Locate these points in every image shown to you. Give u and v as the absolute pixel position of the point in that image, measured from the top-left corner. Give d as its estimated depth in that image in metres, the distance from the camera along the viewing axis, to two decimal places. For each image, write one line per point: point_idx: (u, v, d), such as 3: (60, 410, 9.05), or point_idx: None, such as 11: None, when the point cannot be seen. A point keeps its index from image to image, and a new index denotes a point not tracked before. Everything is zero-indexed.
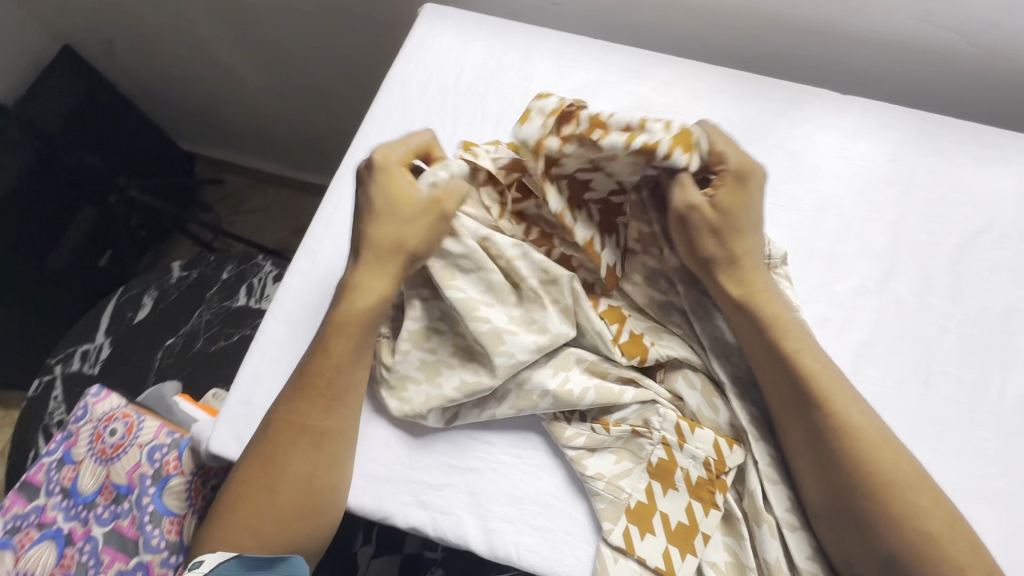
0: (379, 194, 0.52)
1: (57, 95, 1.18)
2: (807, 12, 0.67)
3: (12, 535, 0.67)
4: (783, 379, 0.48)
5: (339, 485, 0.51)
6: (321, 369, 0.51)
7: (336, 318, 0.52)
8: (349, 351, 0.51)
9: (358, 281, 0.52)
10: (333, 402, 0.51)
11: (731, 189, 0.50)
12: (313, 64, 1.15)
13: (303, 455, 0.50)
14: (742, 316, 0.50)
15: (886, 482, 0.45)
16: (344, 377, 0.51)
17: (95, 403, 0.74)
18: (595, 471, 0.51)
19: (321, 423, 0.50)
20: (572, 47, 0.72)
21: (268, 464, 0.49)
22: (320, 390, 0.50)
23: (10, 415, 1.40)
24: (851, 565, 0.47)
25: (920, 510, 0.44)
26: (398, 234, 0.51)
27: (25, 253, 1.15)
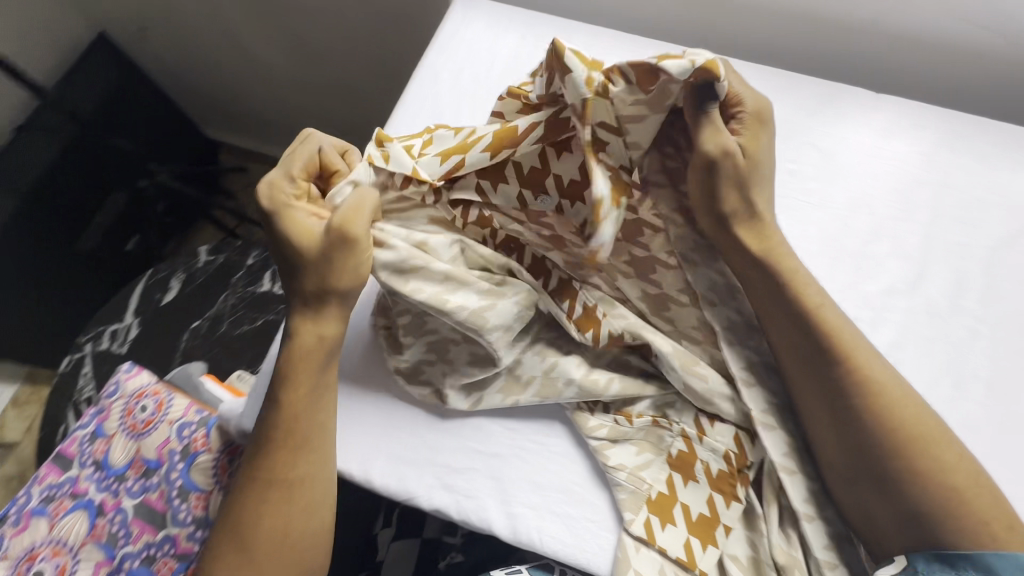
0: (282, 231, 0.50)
1: (92, 81, 1.21)
2: (842, 10, 0.66)
3: (47, 503, 0.70)
4: (799, 332, 0.49)
5: (318, 528, 0.51)
6: (279, 423, 0.50)
7: (292, 370, 0.51)
8: (305, 398, 0.51)
9: (299, 328, 0.52)
10: (297, 451, 0.50)
11: (749, 135, 0.52)
12: (341, 55, 1.16)
13: (272, 509, 0.49)
14: (761, 271, 0.50)
15: (912, 437, 0.45)
16: (302, 425, 0.51)
17: (127, 379, 0.77)
18: (616, 462, 0.51)
19: (286, 474, 0.50)
20: (603, 41, 0.72)
21: (239, 523, 0.49)
22: (282, 442, 0.50)
23: (38, 393, 1.44)
24: (872, 526, 0.46)
25: (945, 466, 0.44)
26: (315, 273, 0.50)
27: (58, 235, 1.18)
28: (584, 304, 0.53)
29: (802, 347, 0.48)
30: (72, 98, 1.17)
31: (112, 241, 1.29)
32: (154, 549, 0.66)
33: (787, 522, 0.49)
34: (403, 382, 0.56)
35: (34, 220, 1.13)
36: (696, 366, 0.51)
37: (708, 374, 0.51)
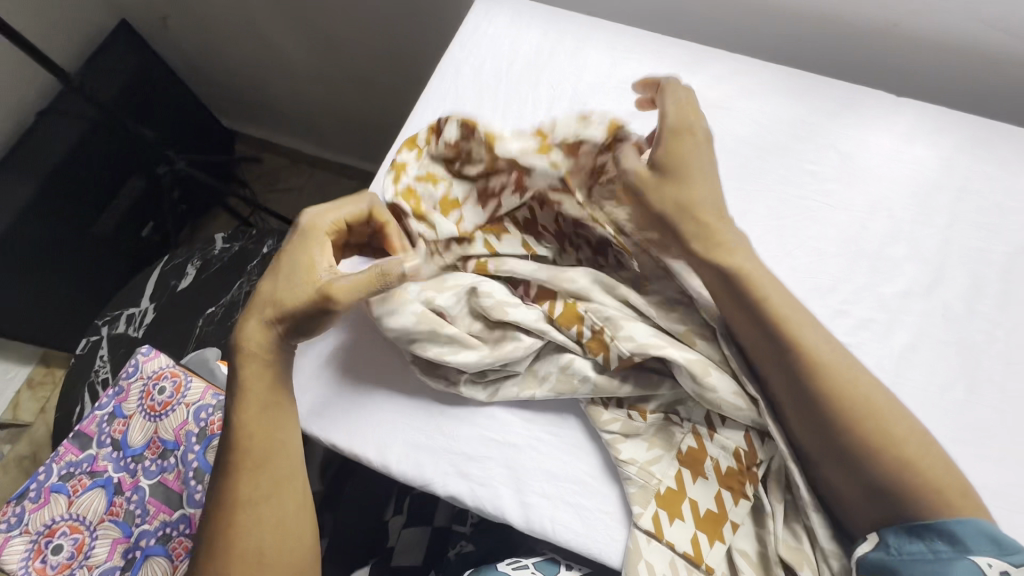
0: (293, 255, 0.53)
1: (114, 68, 1.22)
2: (867, 12, 0.66)
3: (67, 480, 0.70)
4: (750, 321, 0.48)
5: (295, 548, 0.50)
6: (235, 447, 0.51)
7: (244, 395, 0.52)
8: (263, 420, 0.51)
9: (258, 354, 0.52)
10: (254, 471, 0.50)
11: (674, 144, 0.53)
12: (359, 48, 1.17)
13: (246, 532, 0.49)
14: (705, 270, 0.50)
15: (859, 420, 0.43)
16: (263, 444, 0.51)
17: (144, 362, 0.77)
18: (627, 456, 0.51)
19: (245, 494, 0.50)
20: (625, 39, 0.73)
21: (215, 555, 0.49)
22: (239, 467, 0.50)
23: (52, 375, 1.46)
24: (850, 511, 0.45)
25: (898, 440, 0.43)
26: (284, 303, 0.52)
27: (77, 219, 1.20)
28: (592, 329, 0.53)
29: (757, 332, 0.48)
30: (95, 84, 1.18)
31: (128, 227, 1.32)
32: (170, 528, 0.68)
33: (793, 521, 0.48)
34: (419, 373, 0.56)
35: (54, 204, 1.15)
36: (709, 376, 0.49)
37: (718, 381, 0.49)
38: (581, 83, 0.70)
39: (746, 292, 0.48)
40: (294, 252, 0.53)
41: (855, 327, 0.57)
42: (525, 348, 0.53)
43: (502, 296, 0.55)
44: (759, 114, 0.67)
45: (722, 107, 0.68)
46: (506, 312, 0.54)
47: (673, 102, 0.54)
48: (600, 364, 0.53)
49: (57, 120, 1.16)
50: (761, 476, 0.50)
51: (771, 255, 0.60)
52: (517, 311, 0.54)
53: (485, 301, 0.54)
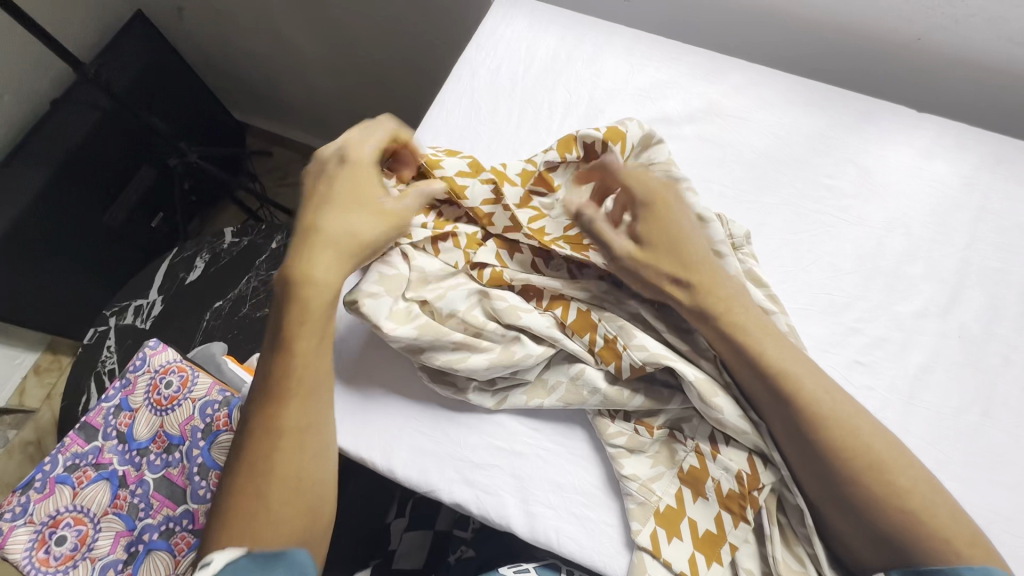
0: (351, 181, 0.55)
1: (128, 58, 1.22)
2: (892, 25, 0.65)
3: (72, 471, 0.71)
4: (748, 368, 0.47)
5: (327, 483, 0.50)
6: (288, 370, 0.50)
7: (299, 317, 0.51)
8: (316, 341, 0.51)
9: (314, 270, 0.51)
10: (306, 398, 0.50)
11: (651, 217, 0.51)
12: (375, 45, 1.16)
13: (289, 456, 0.48)
14: (705, 322, 0.49)
15: (867, 474, 0.42)
16: (312, 370, 0.51)
17: (152, 355, 0.77)
18: (630, 472, 0.51)
19: (291, 421, 0.49)
20: (644, 45, 0.72)
21: (254, 475, 0.48)
22: (285, 390, 0.50)
23: (60, 362, 1.47)
24: (857, 556, 0.44)
25: (901, 490, 0.42)
26: (354, 230, 0.53)
27: (87, 208, 1.20)
28: (605, 336, 0.52)
29: (758, 383, 0.47)
30: (109, 74, 1.18)
31: (138, 217, 1.32)
32: (174, 523, 0.68)
33: (794, 542, 0.47)
34: (427, 380, 0.56)
35: (66, 193, 1.15)
36: (716, 396, 0.48)
37: (726, 404, 0.48)
38: (598, 89, 0.70)
39: (744, 344, 0.47)
40: (352, 178, 0.55)
41: (869, 345, 0.56)
42: (536, 357, 0.53)
43: (514, 301, 0.55)
44: (778, 125, 0.66)
45: (740, 117, 0.67)
46: (518, 316, 0.54)
47: (633, 172, 0.53)
48: (611, 373, 0.52)
49: (69, 110, 1.15)
50: (763, 499, 0.48)
51: (785, 270, 0.59)
52: (529, 316, 0.54)
53: (498, 303, 0.54)
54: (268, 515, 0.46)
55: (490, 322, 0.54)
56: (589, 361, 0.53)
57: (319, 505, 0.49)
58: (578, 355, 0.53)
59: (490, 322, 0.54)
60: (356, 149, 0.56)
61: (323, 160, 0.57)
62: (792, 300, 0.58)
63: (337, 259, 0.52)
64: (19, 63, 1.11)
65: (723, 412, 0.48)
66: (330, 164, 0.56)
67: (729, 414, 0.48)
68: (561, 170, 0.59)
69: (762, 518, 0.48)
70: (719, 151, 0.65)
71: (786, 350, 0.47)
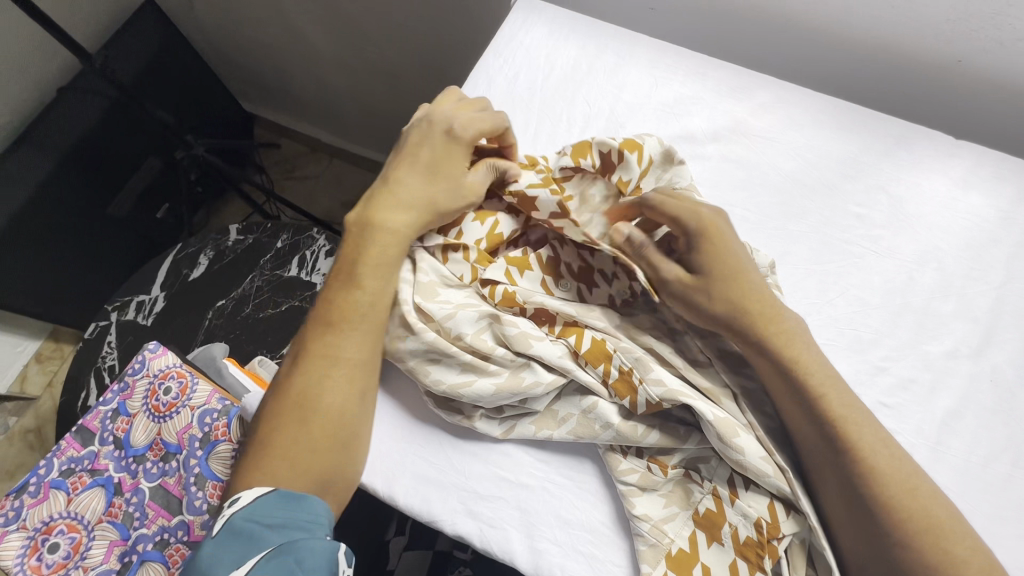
0: (444, 152, 0.57)
1: (136, 47, 1.19)
2: (933, 47, 0.62)
3: (67, 477, 0.69)
4: (800, 411, 0.46)
5: (363, 429, 0.52)
6: (353, 305, 0.52)
7: (368, 251, 0.54)
8: (379, 287, 0.53)
9: (384, 220, 0.55)
10: (362, 335, 0.52)
11: (710, 245, 0.49)
12: (389, 41, 1.13)
13: (334, 388, 0.50)
14: (763, 355, 0.47)
15: (922, 538, 0.40)
16: (372, 312, 0.52)
17: (152, 359, 0.75)
18: (642, 512, 0.48)
19: (344, 353, 0.51)
20: (668, 57, 0.69)
21: (299, 398, 0.50)
22: (345, 325, 0.52)
23: (61, 351, 1.46)
24: None
25: (956, 559, 0.40)
26: (434, 195, 0.55)
27: (91, 199, 1.18)
28: (620, 368, 0.50)
29: (812, 432, 0.45)
30: (117, 65, 1.16)
31: (142, 209, 1.30)
32: (168, 534, 0.67)
33: None
34: (432, 406, 0.53)
35: (69, 184, 1.13)
36: (737, 437, 0.46)
37: (747, 444, 0.46)
38: (620, 103, 0.67)
39: (804, 383, 0.46)
40: (444, 149, 0.57)
41: (895, 386, 0.53)
42: (545, 387, 0.50)
43: (527, 327, 0.52)
44: (807, 148, 0.63)
45: (767, 138, 0.64)
46: (529, 344, 0.51)
47: (677, 200, 0.51)
48: (625, 407, 0.50)
49: (78, 98, 1.13)
50: (784, 549, 0.46)
51: (810, 302, 0.57)
52: (541, 345, 0.51)
53: (510, 329, 0.52)
54: (309, 443, 0.48)
55: (499, 347, 0.52)
56: (603, 394, 0.51)
57: (354, 446, 0.51)
58: (591, 386, 0.51)
59: (499, 347, 0.52)
60: (449, 121, 0.58)
61: (422, 125, 0.59)
62: (816, 334, 0.55)
63: (412, 217, 0.55)
64: (26, 50, 1.08)
65: (744, 455, 0.46)
66: (433, 129, 0.58)
67: (750, 458, 0.46)
68: (575, 180, 0.58)
69: (781, 567, 0.46)
70: (744, 173, 0.62)
71: (843, 396, 0.45)
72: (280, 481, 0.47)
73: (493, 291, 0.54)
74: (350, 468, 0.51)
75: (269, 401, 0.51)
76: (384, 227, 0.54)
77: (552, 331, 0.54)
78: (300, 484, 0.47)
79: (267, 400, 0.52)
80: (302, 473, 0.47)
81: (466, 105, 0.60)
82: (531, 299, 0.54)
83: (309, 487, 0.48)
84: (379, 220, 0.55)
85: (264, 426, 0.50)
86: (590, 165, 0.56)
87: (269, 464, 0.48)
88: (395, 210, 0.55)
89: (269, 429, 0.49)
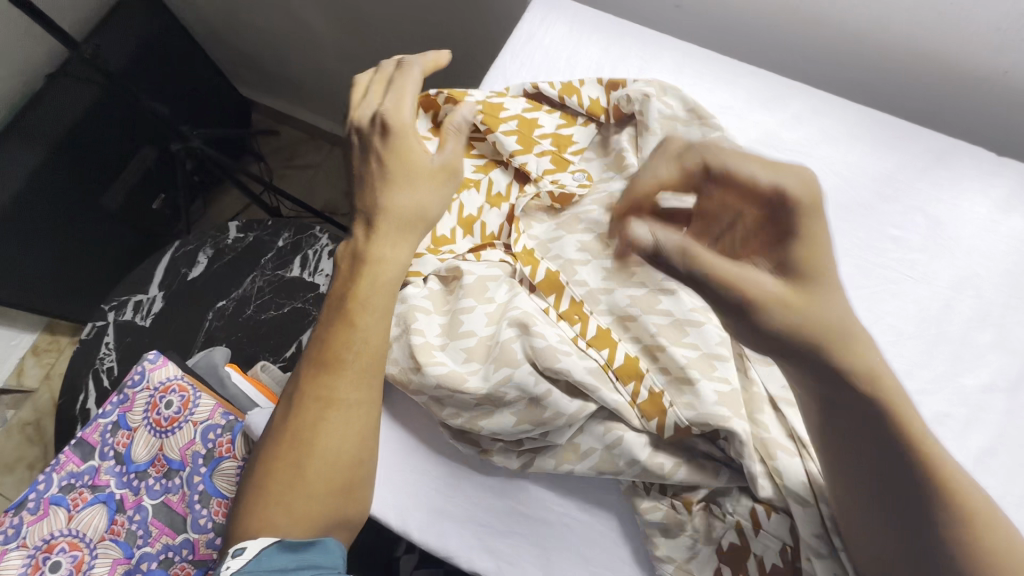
0: (392, 147, 0.53)
1: (126, 32, 1.14)
2: (979, 58, 0.59)
3: (67, 493, 0.67)
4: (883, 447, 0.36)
5: (367, 473, 0.49)
6: (352, 342, 0.49)
7: (361, 286, 0.51)
8: (378, 321, 0.50)
9: (379, 250, 0.51)
10: (360, 374, 0.49)
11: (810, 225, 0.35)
12: (394, 30, 1.08)
13: (332, 431, 0.48)
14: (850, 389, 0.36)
15: None
16: (371, 349, 0.50)
17: (152, 370, 0.73)
18: (665, 553, 0.47)
19: (341, 395, 0.48)
20: (695, 61, 0.65)
21: (298, 442, 0.48)
22: (342, 364, 0.49)
23: (58, 343, 1.43)
24: None
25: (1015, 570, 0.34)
26: (405, 201, 0.52)
27: (83, 192, 1.14)
28: (651, 388, 0.49)
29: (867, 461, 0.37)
30: (107, 52, 1.10)
31: (137, 200, 1.26)
32: (173, 552, 0.65)
33: None
34: (448, 437, 0.52)
35: (59, 177, 1.08)
36: (761, 413, 0.47)
37: (788, 468, 0.45)
38: None
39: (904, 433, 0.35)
40: (397, 158, 0.53)
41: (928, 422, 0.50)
42: (566, 418, 0.47)
43: (553, 340, 0.49)
44: (842, 163, 0.60)
45: (800, 152, 0.61)
46: (556, 358, 0.48)
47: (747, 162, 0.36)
48: (652, 431, 0.48)
49: (62, 85, 1.06)
50: None
51: None
52: (568, 361, 0.48)
53: (537, 342, 0.49)
54: (305, 489, 0.46)
55: (526, 363, 0.49)
56: (631, 418, 0.48)
57: (355, 489, 0.49)
58: (620, 410, 0.48)
59: (524, 363, 0.49)
60: (389, 126, 0.54)
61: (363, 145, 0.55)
62: None
63: (405, 236, 0.52)
64: (9, 33, 1.03)
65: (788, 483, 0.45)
66: (367, 136, 0.55)
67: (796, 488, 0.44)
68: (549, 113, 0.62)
69: None
70: None
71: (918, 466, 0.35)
72: (280, 530, 0.46)
73: (535, 270, 0.54)
74: (354, 511, 0.49)
75: (265, 447, 0.49)
76: (382, 262, 0.51)
77: (585, 335, 0.51)
78: (299, 531, 0.46)
79: (266, 439, 0.50)
80: (301, 521, 0.46)
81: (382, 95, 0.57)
82: (574, 277, 0.54)
83: (310, 533, 0.46)
84: (375, 254, 0.51)
85: (259, 473, 0.48)
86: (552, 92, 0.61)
87: (269, 512, 0.46)
88: (389, 239, 0.52)
89: (266, 476, 0.48)
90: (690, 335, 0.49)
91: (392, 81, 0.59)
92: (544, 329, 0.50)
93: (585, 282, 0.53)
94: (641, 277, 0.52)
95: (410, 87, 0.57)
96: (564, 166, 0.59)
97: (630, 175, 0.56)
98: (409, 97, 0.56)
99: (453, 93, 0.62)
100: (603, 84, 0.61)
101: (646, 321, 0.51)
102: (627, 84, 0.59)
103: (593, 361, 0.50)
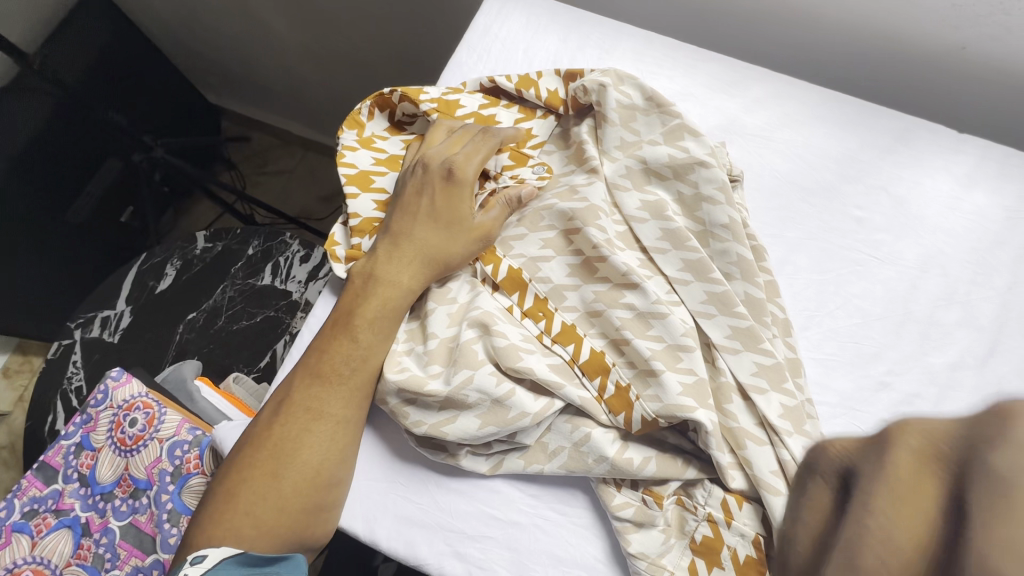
0: (444, 197, 0.53)
1: (81, 42, 1.11)
2: (933, 34, 0.59)
3: (30, 519, 0.65)
4: None
5: (342, 492, 0.48)
6: (350, 358, 0.50)
7: (362, 301, 0.51)
8: (375, 343, 0.50)
9: (386, 271, 0.52)
10: (350, 391, 0.49)
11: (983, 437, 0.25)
12: (357, 30, 1.07)
13: (318, 445, 0.47)
14: None
15: None
16: (366, 369, 0.49)
17: (115, 388, 0.71)
18: (638, 549, 0.45)
19: (330, 409, 0.48)
20: (655, 50, 0.64)
21: (278, 450, 0.47)
22: (342, 381, 0.49)
23: (30, 363, 1.39)
24: None
25: None
26: (432, 244, 0.52)
27: (46, 209, 1.10)
28: (617, 382, 0.48)
29: None
30: (58, 66, 1.07)
31: (106, 214, 1.23)
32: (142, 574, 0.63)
33: None
34: (414, 444, 0.50)
35: (19, 194, 1.05)
36: (730, 403, 0.47)
37: (756, 458, 0.45)
38: None
39: None
40: (447, 208, 0.52)
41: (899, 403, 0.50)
42: (532, 417, 0.46)
43: (515, 339, 0.49)
44: (807, 146, 0.60)
45: (762, 137, 0.60)
46: (519, 357, 0.47)
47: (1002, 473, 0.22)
48: (619, 426, 0.48)
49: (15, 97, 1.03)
50: None
51: (809, 314, 0.54)
52: (530, 359, 0.48)
53: (498, 341, 0.48)
54: (280, 501, 0.46)
55: (487, 363, 0.48)
56: (598, 414, 0.48)
57: (327, 507, 0.47)
58: (587, 407, 0.48)
59: (487, 363, 0.48)
60: (452, 167, 0.53)
61: (426, 179, 0.54)
62: (815, 350, 0.52)
63: (420, 275, 0.52)
64: None
65: (759, 470, 0.45)
66: (429, 173, 0.54)
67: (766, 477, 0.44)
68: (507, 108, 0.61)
69: None
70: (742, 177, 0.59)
71: None
72: (246, 541, 0.45)
73: (497, 269, 0.52)
74: (321, 530, 0.48)
75: (238, 451, 0.48)
76: (388, 283, 0.51)
77: (550, 331, 0.50)
78: (264, 542, 0.45)
79: (241, 444, 0.49)
80: (269, 530, 0.45)
81: (458, 141, 0.56)
82: (537, 274, 0.52)
83: (275, 543, 0.45)
84: (383, 274, 0.52)
85: (230, 479, 0.47)
86: (508, 84, 0.60)
87: (235, 520, 0.45)
88: (402, 266, 0.52)
89: (238, 482, 0.47)
90: (655, 328, 0.48)
91: (475, 131, 0.56)
92: (505, 328, 0.49)
93: (548, 278, 0.52)
94: (604, 272, 0.50)
95: (496, 140, 0.55)
96: (525, 161, 0.58)
97: (591, 168, 0.55)
98: (487, 147, 0.55)
99: (407, 90, 0.60)
100: (561, 74, 0.59)
101: (611, 314, 0.49)
102: (585, 73, 0.58)
103: (558, 357, 0.49)
